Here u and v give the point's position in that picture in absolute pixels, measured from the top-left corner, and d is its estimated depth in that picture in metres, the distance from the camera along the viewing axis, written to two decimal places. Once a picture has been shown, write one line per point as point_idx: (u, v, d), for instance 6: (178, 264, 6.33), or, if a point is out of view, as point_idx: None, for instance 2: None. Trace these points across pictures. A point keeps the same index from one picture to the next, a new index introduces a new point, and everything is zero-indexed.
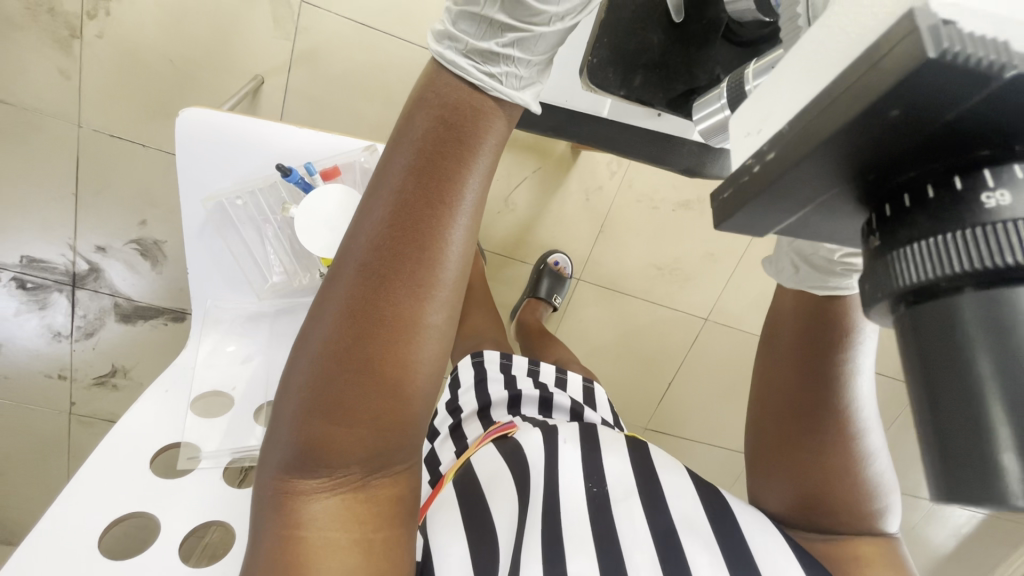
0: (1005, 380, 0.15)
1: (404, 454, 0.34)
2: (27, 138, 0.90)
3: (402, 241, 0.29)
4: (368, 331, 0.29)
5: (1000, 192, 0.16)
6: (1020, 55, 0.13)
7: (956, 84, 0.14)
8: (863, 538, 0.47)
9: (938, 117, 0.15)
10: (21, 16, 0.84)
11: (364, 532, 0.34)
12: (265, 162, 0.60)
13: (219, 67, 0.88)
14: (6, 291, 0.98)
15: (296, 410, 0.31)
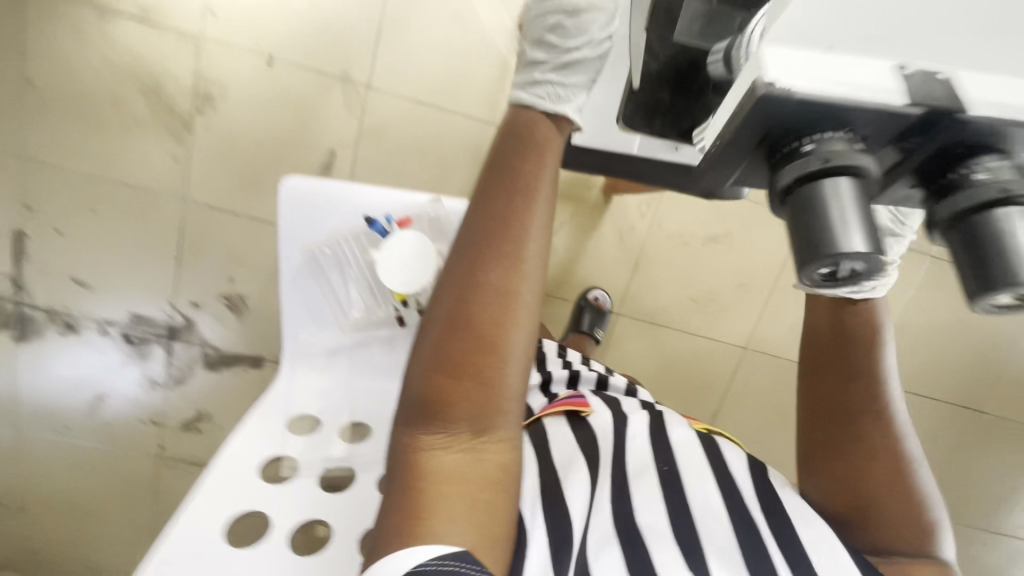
0: (820, 220, 0.30)
1: (503, 413, 0.44)
2: (140, 213, 1.06)
3: (497, 236, 0.41)
4: (475, 304, 0.41)
5: (816, 143, 0.31)
6: (793, 85, 0.29)
7: (772, 100, 0.30)
8: (917, 559, 0.51)
9: (778, 113, 0.31)
10: (144, 114, 1.01)
11: (473, 483, 0.43)
12: (351, 215, 0.73)
13: (300, 145, 1.03)
14: (114, 345, 1.13)
15: (423, 369, 0.42)
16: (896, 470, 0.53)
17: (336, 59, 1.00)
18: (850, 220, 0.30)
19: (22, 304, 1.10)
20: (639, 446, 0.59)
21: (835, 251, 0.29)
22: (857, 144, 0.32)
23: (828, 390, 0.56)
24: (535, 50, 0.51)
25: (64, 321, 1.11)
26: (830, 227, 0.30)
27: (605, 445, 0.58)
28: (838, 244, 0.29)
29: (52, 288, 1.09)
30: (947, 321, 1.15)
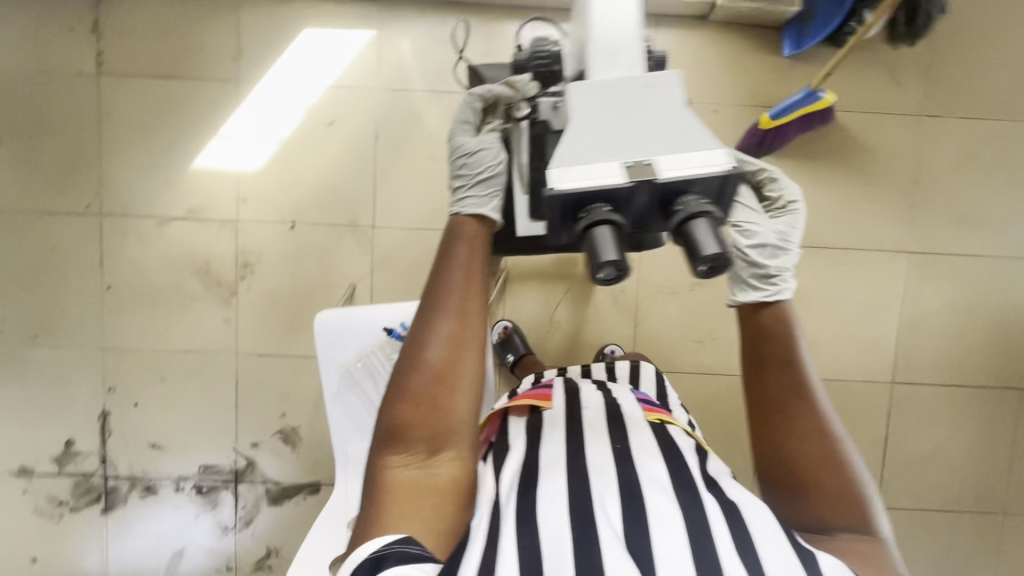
0: (592, 252, 0.49)
1: (455, 441, 0.60)
2: (201, 372, 1.23)
3: (445, 309, 0.60)
4: (431, 358, 0.59)
5: (588, 211, 0.50)
6: (557, 185, 0.50)
7: (553, 196, 0.50)
8: (860, 538, 0.62)
9: (563, 201, 0.50)
10: (199, 291, 1.22)
11: (431, 493, 0.59)
12: (374, 331, 0.86)
13: (326, 286, 1.21)
14: (188, 499, 1.25)
15: (396, 405, 0.59)
16: (829, 455, 0.63)
17: (344, 211, 1.20)
18: (608, 244, 0.48)
19: (109, 476, 1.24)
20: (599, 436, 0.73)
21: (603, 262, 0.48)
22: (617, 206, 0.51)
23: (761, 390, 0.66)
24: (456, 180, 0.64)
25: (144, 485, 1.24)
26: (597, 254, 0.48)
27: (566, 431, 0.74)
28: (602, 261, 0.48)
29: (132, 456, 1.24)
30: (938, 307, 1.22)
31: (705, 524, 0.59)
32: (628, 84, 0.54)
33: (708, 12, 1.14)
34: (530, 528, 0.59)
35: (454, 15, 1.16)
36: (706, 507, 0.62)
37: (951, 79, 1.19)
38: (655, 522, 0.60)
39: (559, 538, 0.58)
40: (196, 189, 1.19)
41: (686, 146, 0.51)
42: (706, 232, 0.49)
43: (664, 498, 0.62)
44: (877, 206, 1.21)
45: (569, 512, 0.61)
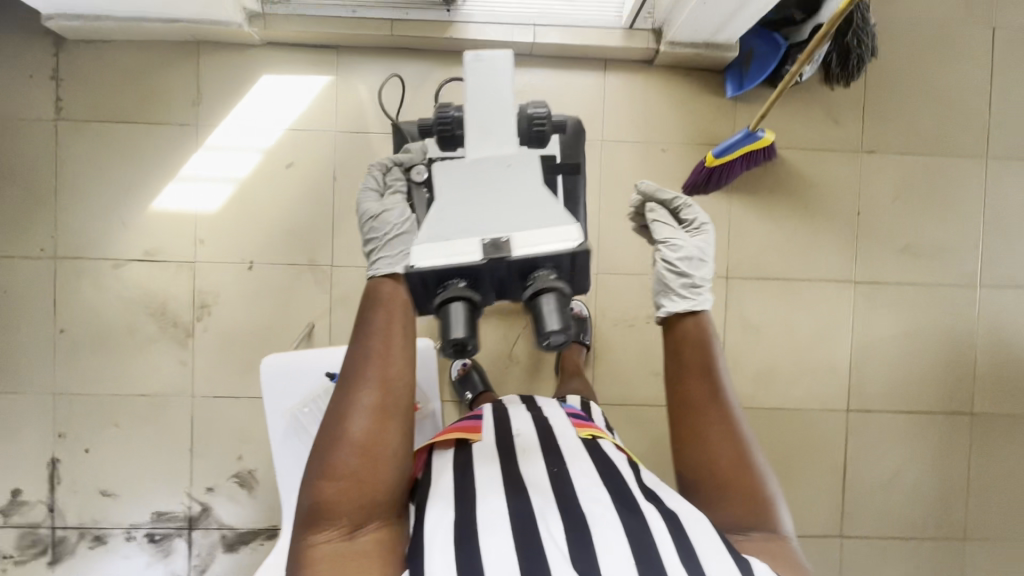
0: (445, 329, 0.53)
1: (379, 510, 0.60)
2: (155, 416, 1.21)
3: (367, 378, 0.59)
4: (354, 429, 0.58)
5: (448, 290, 0.55)
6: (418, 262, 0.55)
7: (416, 276, 0.55)
8: (766, 536, 0.64)
9: (426, 279, 0.55)
10: (154, 333, 1.20)
11: (356, 563, 0.57)
12: (318, 377, 0.86)
13: (284, 326, 1.21)
14: (139, 548, 1.21)
15: (319, 479, 0.58)
16: (744, 462, 0.65)
17: (303, 251, 1.21)
18: (460, 321, 0.53)
19: (57, 527, 1.20)
20: (535, 458, 0.74)
21: (455, 337, 0.52)
22: (482, 282, 0.56)
23: (684, 400, 0.68)
24: (368, 245, 0.64)
25: (94, 535, 1.20)
26: (446, 333, 0.53)
27: (498, 454, 0.75)
28: (451, 339, 0.52)
29: (82, 504, 1.20)
30: (887, 335, 1.25)
31: (649, 536, 0.60)
32: (488, 159, 0.59)
33: (653, 57, 1.19)
34: (470, 547, 0.59)
35: (410, 60, 1.20)
36: (649, 521, 0.62)
37: (885, 118, 1.25)
38: (599, 534, 0.61)
39: (503, 554, 0.58)
40: (153, 231, 1.20)
41: (541, 220, 0.56)
42: (549, 308, 0.53)
43: (607, 513, 0.63)
44: (823, 238, 1.25)
45: (513, 531, 0.61)
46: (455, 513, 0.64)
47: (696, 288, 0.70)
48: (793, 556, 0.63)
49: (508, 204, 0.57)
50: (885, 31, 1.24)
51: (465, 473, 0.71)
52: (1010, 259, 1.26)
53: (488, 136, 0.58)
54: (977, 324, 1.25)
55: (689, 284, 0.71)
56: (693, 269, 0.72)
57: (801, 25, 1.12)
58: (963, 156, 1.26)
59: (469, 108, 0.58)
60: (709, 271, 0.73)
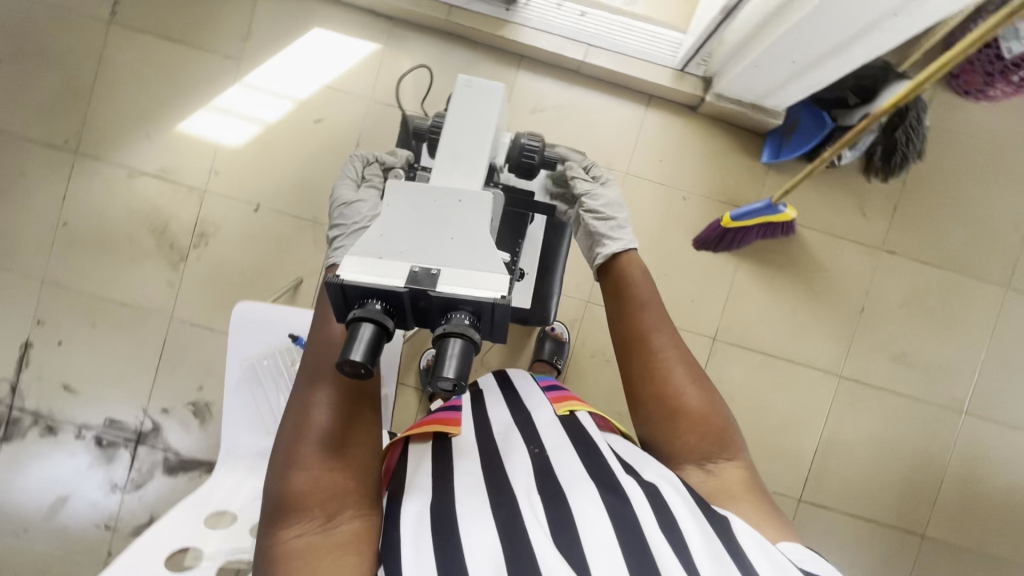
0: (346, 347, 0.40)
1: (354, 495, 0.52)
2: (132, 327, 1.23)
3: (322, 361, 0.56)
4: (312, 411, 0.54)
5: (367, 304, 0.42)
6: (344, 271, 0.43)
7: (335, 287, 0.43)
8: (731, 470, 0.59)
9: (346, 289, 0.42)
10: (150, 248, 1.23)
11: (332, 559, 0.48)
12: (283, 335, 0.88)
13: (273, 274, 1.23)
14: (85, 449, 1.24)
15: (280, 474, 0.52)
16: (698, 387, 0.62)
17: (309, 207, 1.22)
18: (364, 345, 0.40)
19: (15, 407, 1.23)
20: (512, 438, 0.63)
21: (348, 360, 0.39)
22: (395, 307, 0.43)
23: (634, 333, 0.65)
24: (333, 230, 0.62)
25: (47, 424, 1.24)
26: (350, 350, 0.39)
27: (481, 452, 0.61)
28: (354, 362, 0.39)
29: (42, 393, 1.23)
30: (859, 436, 1.23)
31: (646, 545, 0.48)
32: (442, 192, 0.50)
33: (697, 104, 1.18)
34: (449, 542, 0.49)
35: (458, 48, 1.21)
36: (633, 504, 0.51)
37: (912, 223, 1.23)
38: (587, 536, 0.49)
39: (486, 553, 0.47)
40: (173, 151, 1.22)
41: (480, 262, 0.45)
42: (455, 353, 0.40)
43: (591, 508, 0.51)
44: (820, 324, 1.23)
45: (496, 521, 0.51)
46: (432, 502, 0.53)
47: (613, 231, 0.73)
48: (758, 487, 0.59)
49: (452, 240, 0.46)
50: (937, 135, 1.22)
51: (444, 466, 0.58)
52: (1004, 394, 1.23)
53: (458, 165, 0.52)
54: (952, 449, 1.23)
55: (604, 231, 0.74)
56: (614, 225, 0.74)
57: (852, 109, 1.10)
58: (980, 279, 1.23)
59: (448, 130, 0.53)
60: (623, 212, 0.76)
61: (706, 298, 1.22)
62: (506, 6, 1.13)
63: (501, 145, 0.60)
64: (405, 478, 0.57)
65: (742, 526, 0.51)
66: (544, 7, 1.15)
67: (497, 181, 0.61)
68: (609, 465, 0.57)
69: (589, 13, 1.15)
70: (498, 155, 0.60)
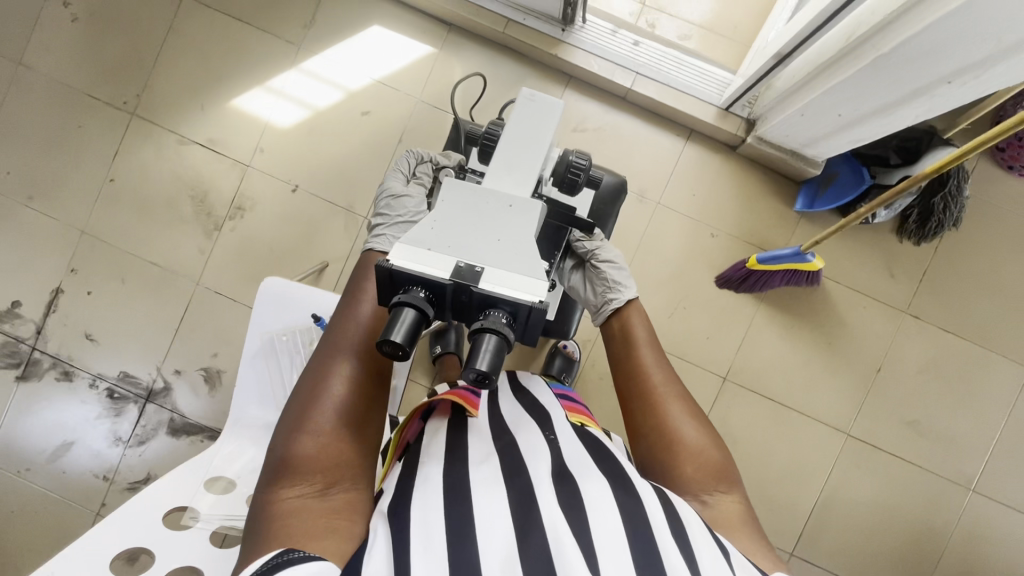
0: (390, 328, 0.41)
1: (352, 467, 0.53)
2: (159, 288, 1.27)
3: (337, 334, 0.58)
4: (322, 381, 0.55)
5: (412, 290, 0.43)
6: (392, 259, 0.44)
7: (384, 272, 0.44)
8: (726, 503, 0.58)
9: (392, 274, 0.44)
10: (187, 214, 1.27)
11: (326, 522, 0.48)
12: (305, 315, 0.90)
13: (301, 254, 1.26)
14: (97, 398, 1.27)
15: (284, 439, 0.53)
16: (698, 422, 0.62)
17: (344, 194, 1.25)
18: (406, 327, 0.41)
19: (37, 349, 1.27)
20: (523, 424, 0.63)
21: (389, 340, 0.40)
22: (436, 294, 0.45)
23: (634, 369, 0.66)
24: (376, 218, 0.64)
25: (64, 369, 1.27)
26: (394, 331, 0.41)
27: (494, 433, 0.60)
28: (398, 341, 0.40)
29: (65, 339, 1.27)
30: (860, 498, 1.20)
31: (655, 539, 0.47)
32: (495, 195, 0.52)
33: (738, 143, 1.19)
34: (461, 506, 0.48)
35: (510, 61, 1.24)
36: (643, 500, 0.51)
37: (942, 288, 1.21)
38: (596, 519, 0.48)
39: (499, 521, 0.47)
40: (224, 124, 1.26)
41: (521, 265, 0.46)
42: (491, 344, 0.41)
43: (601, 493, 0.50)
44: (834, 377, 1.22)
45: (509, 495, 0.50)
46: (445, 471, 0.52)
47: (617, 281, 0.74)
48: (752, 522, 0.57)
49: (498, 241, 0.48)
50: (975, 205, 1.21)
51: (458, 439, 0.58)
52: (1017, 477, 1.20)
53: (508, 174, 0.54)
54: (955, 524, 1.20)
55: (609, 284, 0.75)
56: (611, 272, 0.76)
57: (893, 168, 1.10)
58: (1004, 356, 1.21)
59: (503, 140, 0.56)
60: (620, 256, 0.77)
61: (721, 337, 1.22)
62: (562, 26, 1.16)
63: (549, 160, 0.61)
64: (422, 449, 0.57)
65: (740, 559, 0.50)
66: (599, 32, 1.18)
67: (541, 193, 0.62)
68: (621, 465, 0.57)
69: (642, 42, 1.18)
70: (545, 168, 0.61)
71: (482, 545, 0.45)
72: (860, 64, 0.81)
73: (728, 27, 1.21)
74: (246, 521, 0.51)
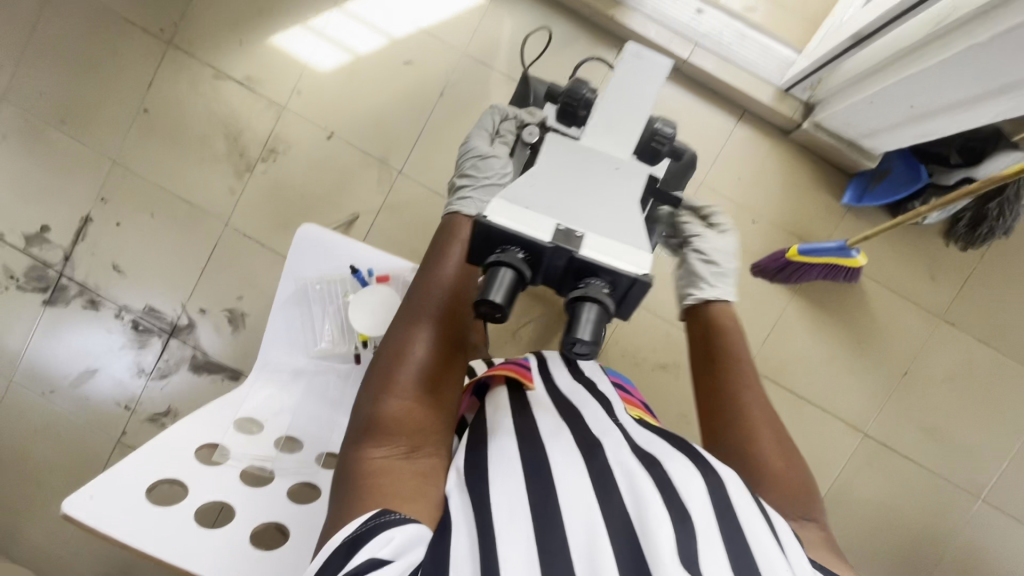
0: (491, 285, 0.44)
1: (432, 433, 0.56)
2: (188, 225, 1.26)
3: (419, 303, 0.61)
4: (404, 350, 0.58)
5: (511, 250, 0.45)
6: (493, 214, 0.46)
7: (488, 229, 0.45)
8: (807, 520, 0.60)
9: (495, 231, 0.45)
10: (220, 153, 1.25)
11: (414, 483, 0.51)
12: (341, 266, 0.89)
13: (331, 204, 1.24)
14: (121, 329, 1.28)
15: (371, 402, 0.56)
16: (781, 442, 0.65)
17: (380, 146, 1.22)
18: (506, 288, 0.44)
19: (64, 275, 1.28)
20: (584, 402, 0.65)
21: (488, 300, 0.43)
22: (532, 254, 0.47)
23: (727, 363, 0.69)
24: (463, 178, 0.67)
25: (90, 298, 1.28)
26: (496, 290, 0.43)
27: (558, 409, 0.63)
28: (500, 299, 0.43)
29: (92, 268, 1.27)
30: (868, 497, 1.21)
31: (741, 524, 0.49)
32: (600, 155, 0.52)
33: (792, 128, 1.14)
34: (543, 481, 0.52)
35: (562, 19, 1.18)
36: (727, 488, 0.53)
37: (983, 297, 1.19)
38: (686, 499, 0.50)
39: (583, 502, 0.50)
40: (261, 62, 1.22)
41: (624, 235, 0.47)
42: (591, 316, 0.44)
43: (690, 477, 0.53)
44: (858, 376, 1.21)
45: (589, 472, 0.53)
46: (522, 448, 0.55)
47: (716, 281, 0.74)
48: (834, 544, 0.59)
49: (599, 205, 0.49)
50: None
51: (525, 418, 0.60)
52: None
53: (611, 133, 0.53)
54: (960, 530, 1.21)
55: (708, 277, 0.75)
56: (717, 269, 0.75)
57: (952, 169, 1.05)
58: None
59: (609, 94, 0.54)
60: (730, 264, 0.76)
61: (750, 326, 1.20)
62: None
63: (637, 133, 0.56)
64: (486, 414, 0.61)
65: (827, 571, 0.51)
66: None
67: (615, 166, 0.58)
68: (703, 454, 0.58)
69: (705, 11, 1.12)
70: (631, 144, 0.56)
71: (566, 519, 0.49)
72: (947, 53, 0.77)
73: (797, 3, 1.15)
74: (335, 477, 0.55)
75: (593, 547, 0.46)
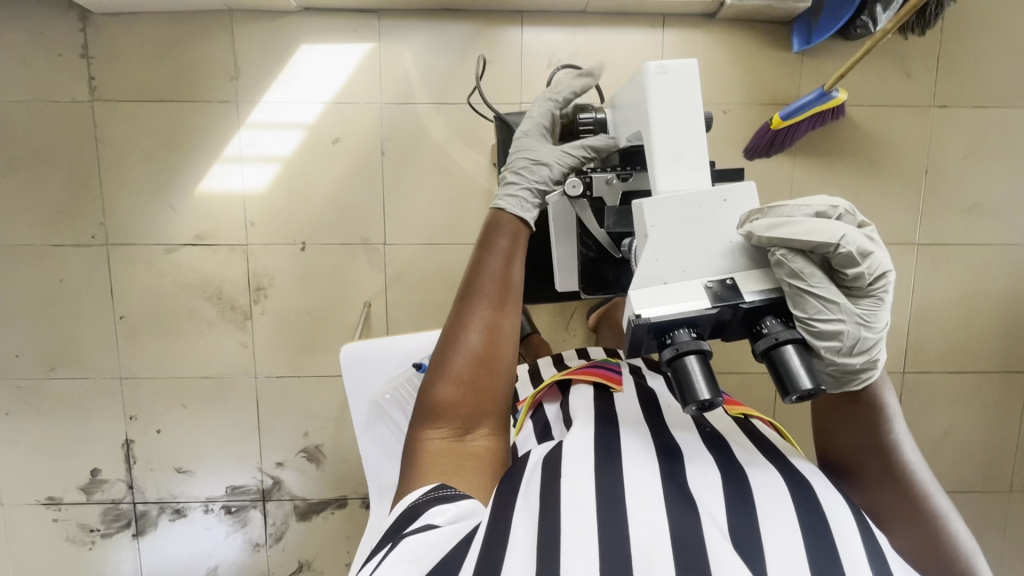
0: (684, 378, 0.51)
1: (490, 418, 0.61)
2: (223, 397, 1.23)
3: (471, 286, 0.63)
4: (458, 332, 0.61)
5: (678, 339, 0.52)
6: (643, 312, 0.53)
7: (650, 327, 0.53)
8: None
9: (654, 324, 0.53)
10: (213, 316, 1.21)
11: (469, 463, 0.59)
12: (399, 367, 0.88)
13: (339, 305, 1.21)
14: (217, 519, 1.27)
15: (432, 382, 0.61)
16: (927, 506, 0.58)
17: (354, 230, 1.19)
18: (699, 376, 0.50)
19: (138, 502, 1.25)
20: (677, 414, 0.67)
21: (698, 398, 0.50)
22: (697, 329, 0.54)
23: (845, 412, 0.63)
24: (514, 179, 0.71)
25: (173, 508, 1.26)
26: (690, 381, 0.50)
27: (642, 408, 0.67)
28: (698, 389, 0.50)
29: (160, 481, 1.25)
30: (945, 296, 1.23)
31: (820, 511, 0.53)
32: (706, 195, 0.57)
33: (716, 10, 1.12)
34: (609, 483, 0.53)
35: (454, 23, 1.14)
36: (814, 485, 0.56)
37: (959, 67, 1.18)
38: (766, 513, 0.52)
39: (650, 512, 0.50)
40: (203, 213, 1.18)
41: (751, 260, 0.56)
42: (800, 363, 0.50)
43: (771, 484, 0.55)
44: (886, 197, 1.21)
45: (662, 476, 0.55)
46: (598, 469, 0.54)
47: (865, 366, 0.55)
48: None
49: (730, 243, 0.57)
50: None
51: (608, 427, 0.61)
52: None
53: (683, 159, 0.59)
54: None
55: (856, 367, 0.55)
56: (864, 350, 0.54)
57: None
58: None
59: (656, 111, 0.59)
60: (883, 327, 0.54)
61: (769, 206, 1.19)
62: None
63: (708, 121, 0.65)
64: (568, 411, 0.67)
65: None
66: None
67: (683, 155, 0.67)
68: (783, 453, 0.63)
69: None
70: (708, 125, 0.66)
71: (631, 515, 0.50)
72: None
73: None
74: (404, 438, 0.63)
75: (653, 547, 0.48)
